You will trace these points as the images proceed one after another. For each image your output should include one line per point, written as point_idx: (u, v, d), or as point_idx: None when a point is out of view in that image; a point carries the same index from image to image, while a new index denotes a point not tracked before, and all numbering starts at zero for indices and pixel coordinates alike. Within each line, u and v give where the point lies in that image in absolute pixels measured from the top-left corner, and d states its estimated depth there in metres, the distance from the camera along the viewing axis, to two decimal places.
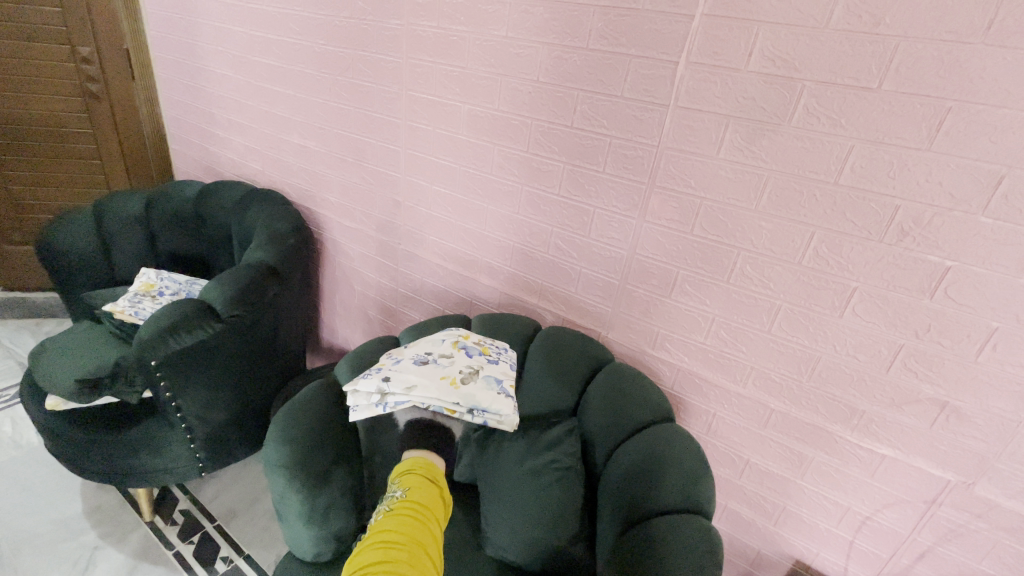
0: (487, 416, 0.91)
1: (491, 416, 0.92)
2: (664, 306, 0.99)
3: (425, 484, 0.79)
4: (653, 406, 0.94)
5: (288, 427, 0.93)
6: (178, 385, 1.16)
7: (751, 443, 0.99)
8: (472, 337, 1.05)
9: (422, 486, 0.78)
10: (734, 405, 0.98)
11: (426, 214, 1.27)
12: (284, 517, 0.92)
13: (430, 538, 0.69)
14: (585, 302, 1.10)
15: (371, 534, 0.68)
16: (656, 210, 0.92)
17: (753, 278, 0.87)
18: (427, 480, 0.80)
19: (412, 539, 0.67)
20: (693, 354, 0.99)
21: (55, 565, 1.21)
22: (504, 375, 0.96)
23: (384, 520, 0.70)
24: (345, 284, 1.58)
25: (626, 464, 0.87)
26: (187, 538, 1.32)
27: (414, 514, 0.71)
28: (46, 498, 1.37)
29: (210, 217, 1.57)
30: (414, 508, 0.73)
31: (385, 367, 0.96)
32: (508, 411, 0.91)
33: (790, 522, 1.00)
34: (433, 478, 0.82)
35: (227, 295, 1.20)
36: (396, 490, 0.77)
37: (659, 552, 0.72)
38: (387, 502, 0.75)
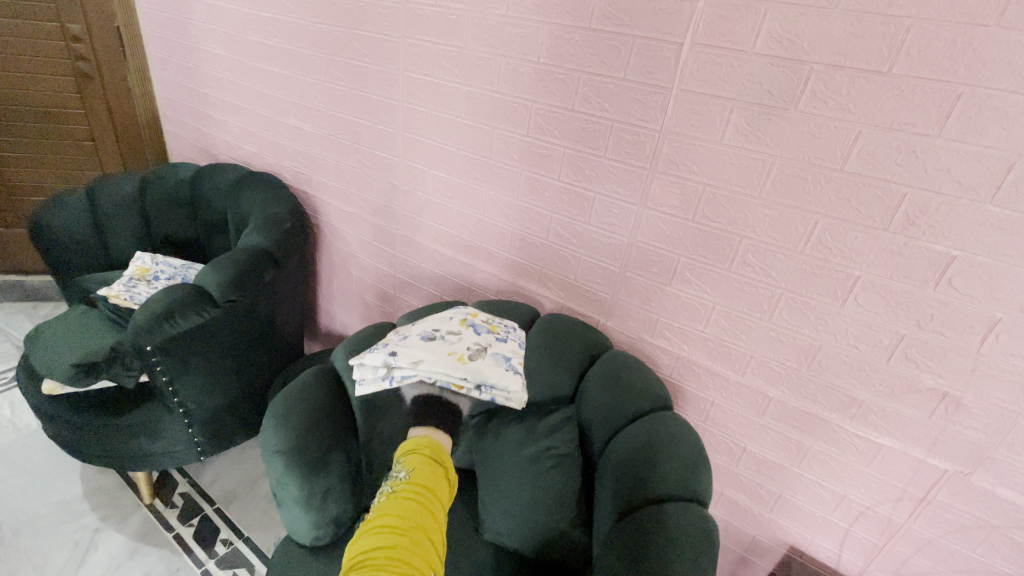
0: (493, 392, 0.92)
1: (498, 392, 0.92)
2: (664, 294, 0.98)
3: (430, 466, 0.77)
4: (652, 395, 0.93)
5: (285, 413, 0.92)
6: (174, 370, 1.16)
7: (749, 431, 0.98)
8: (480, 314, 1.04)
9: (426, 468, 0.76)
10: (732, 393, 0.97)
11: (424, 199, 1.25)
12: (282, 502, 0.92)
13: (432, 523, 0.69)
14: (584, 290, 1.08)
15: (373, 517, 0.68)
16: (657, 196, 0.91)
17: (754, 266, 0.86)
18: (432, 461, 0.78)
19: (413, 525, 0.66)
20: (692, 342, 0.98)
21: (57, 547, 1.22)
22: (512, 352, 0.97)
23: (384, 503, 0.69)
24: (342, 269, 1.57)
25: (624, 452, 0.87)
26: (187, 521, 1.33)
27: (416, 498, 0.70)
28: (45, 480, 1.37)
29: (206, 200, 1.55)
30: (416, 491, 0.71)
31: (393, 343, 0.96)
32: (514, 387, 0.91)
33: (786, 509, 1.00)
34: (438, 458, 0.79)
35: (223, 280, 1.18)
36: (400, 471, 0.76)
37: (656, 542, 0.73)
38: (390, 483, 0.74)
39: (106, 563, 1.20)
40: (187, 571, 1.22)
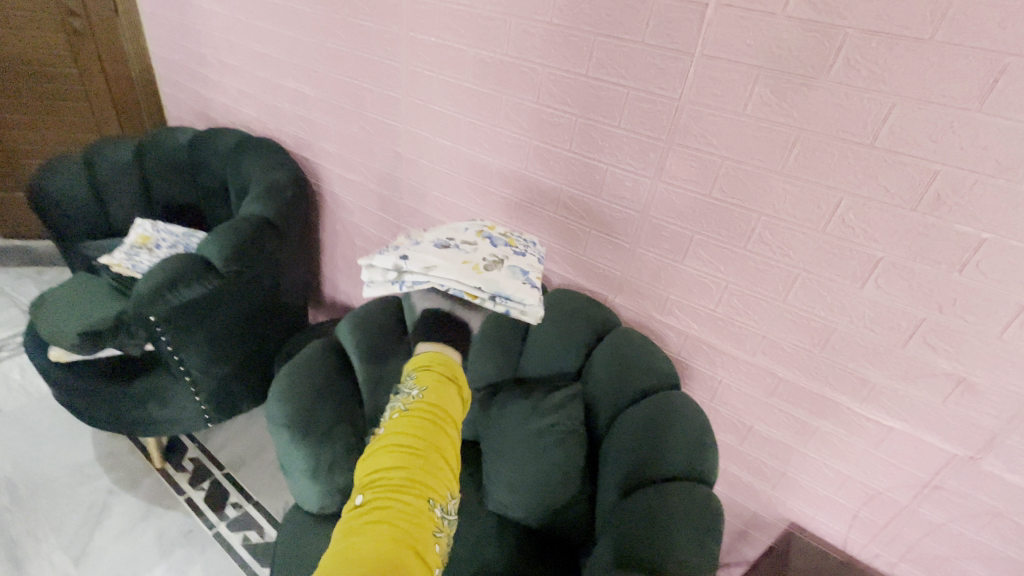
0: (509, 306, 0.81)
1: (515, 307, 0.82)
2: (675, 271, 0.95)
3: (443, 383, 0.67)
4: (660, 374, 0.92)
5: (291, 387, 0.92)
6: (180, 340, 1.15)
7: (756, 410, 0.98)
8: (498, 228, 0.97)
9: (439, 385, 0.67)
10: (741, 372, 0.96)
11: (429, 168, 1.21)
12: (289, 472, 0.93)
13: (447, 446, 0.62)
14: (593, 265, 1.06)
15: (382, 437, 0.61)
16: (672, 169, 0.87)
17: (771, 244, 0.83)
18: (445, 377, 0.69)
19: (427, 448, 0.60)
20: (702, 321, 0.96)
21: (72, 509, 1.25)
22: (530, 267, 0.88)
23: (394, 423, 0.62)
24: (345, 239, 1.54)
25: (630, 431, 0.87)
26: (197, 485, 1.36)
27: (428, 418, 0.62)
28: (57, 443, 1.39)
29: (205, 165, 1.51)
30: (428, 411, 0.63)
31: (403, 248, 0.88)
32: (533, 302, 0.81)
33: (789, 487, 1.01)
34: (452, 374, 0.70)
35: (224, 249, 1.16)
36: (411, 387, 0.67)
37: (662, 522, 0.73)
38: (399, 399, 0.66)
39: (121, 525, 1.24)
40: (200, 533, 1.26)
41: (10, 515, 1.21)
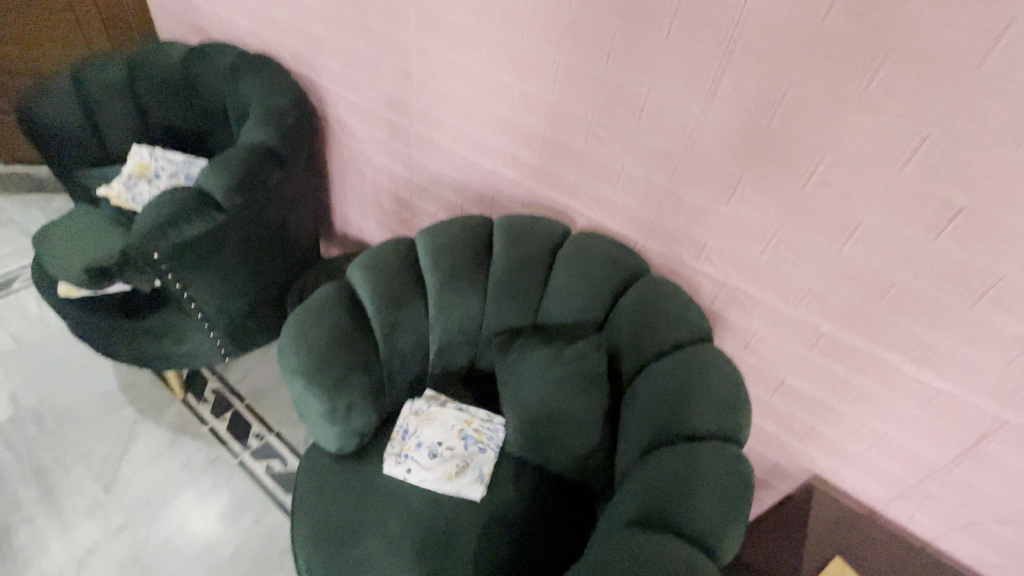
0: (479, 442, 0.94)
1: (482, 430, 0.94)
2: (716, 214, 0.86)
3: None
4: (692, 326, 0.86)
5: (303, 333, 0.89)
6: (188, 277, 1.11)
7: (791, 365, 0.93)
8: (474, 421, 1.01)
9: None
10: (780, 326, 0.89)
11: (443, 91, 1.08)
12: (305, 416, 0.92)
13: None
14: (623, 205, 0.96)
15: None
16: (725, 95, 0.75)
17: (833, 186, 0.73)
18: None
19: None
20: (742, 269, 0.88)
21: (100, 438, 1.29)
22: (486, 461, 0.97)
23: None
24: (355, 169, 1.45)
25: (658, 385, 0.82)
26: (219, 415, 1.39)
27: None
28: (81, 372, 1.41)
29: (201, 86, 1.39)
30: None
31: (401, 453, 0.97)
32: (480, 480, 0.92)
33: (817, 440, 0.98)
34: None
35: (226, 183, 1.08)
36: None
37: (692, 483, 0.71)
38: None
39: (148, 454, 1.28)
40: (224, 462, 1.30)
41: (40, 443, 1.26)
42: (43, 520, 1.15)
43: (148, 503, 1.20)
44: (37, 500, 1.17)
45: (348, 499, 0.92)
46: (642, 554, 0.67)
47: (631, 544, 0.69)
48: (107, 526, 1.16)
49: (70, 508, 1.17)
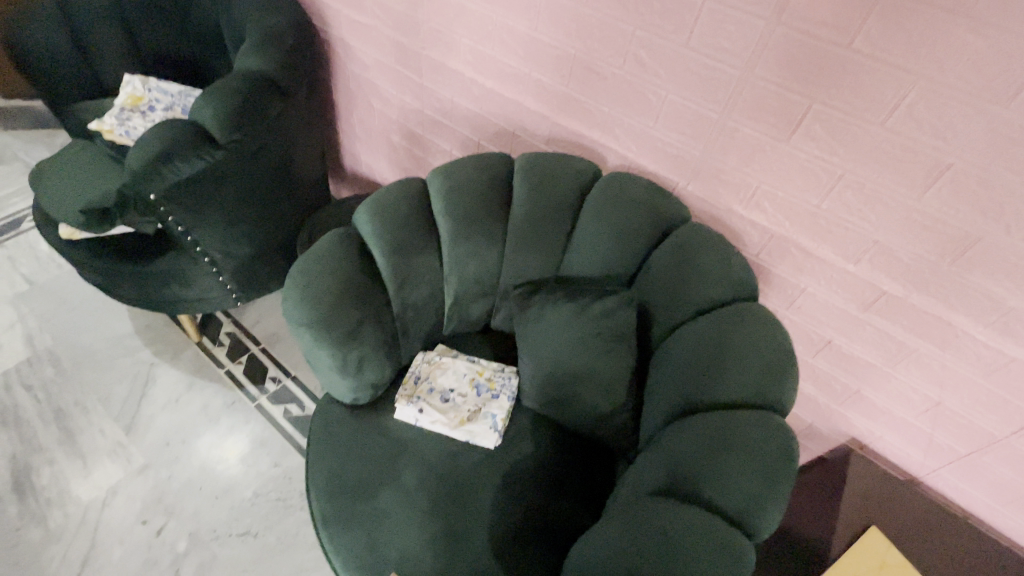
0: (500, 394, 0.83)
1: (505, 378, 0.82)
2: (773, 154, 0.75)
3: None
4: (735, 280, 0.78)
5: (309, 282, 0.83)
6: (189, 219, 1.05)
7: (841, 325, 0.85)
8: (487, 369, 0.98)
9: None
10: (835, 282, 0.81)
11: (458, 6, 0.95)
12: (316, 368, 0.88)
13: None
14: (662, 142, 0.85)
15: None
16: (800, 4, 0.62)
17: (921, 123, 0.62)
18: None
19: None
20: (797, 218, 0.79)
21: (118, 381, 1.29)
22: (499, 408, 0.93)
23: None
24: (363, 102, 1.33)
25: (694, 346, 0.75)
26: (235, 359, 1.38)
27: None
28: (96, 315, 1.40)
29: (193, 5, 1.26)
30: None
31: (412, 395, 0.94)
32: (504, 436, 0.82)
33: (859, 404, 0.92)
34: None
35: (221, 115, 0.99)
36: None
37: (729, 453, 0.65)
38: None
39: (166, 396, 1.29)
40: (242, 405, 1.30)
41: (59, 385, 1.27)
42: (64, 461, 1.17)
43: (168, 444, 1.22)
44: (57, 442, 1.19)
45: (362, 452, 0.90)
46: (665, 528, 0.62)
47: (654, 514, 0.65)
48: (129, 466, 1.18)
49: (91, 449, 1.19)
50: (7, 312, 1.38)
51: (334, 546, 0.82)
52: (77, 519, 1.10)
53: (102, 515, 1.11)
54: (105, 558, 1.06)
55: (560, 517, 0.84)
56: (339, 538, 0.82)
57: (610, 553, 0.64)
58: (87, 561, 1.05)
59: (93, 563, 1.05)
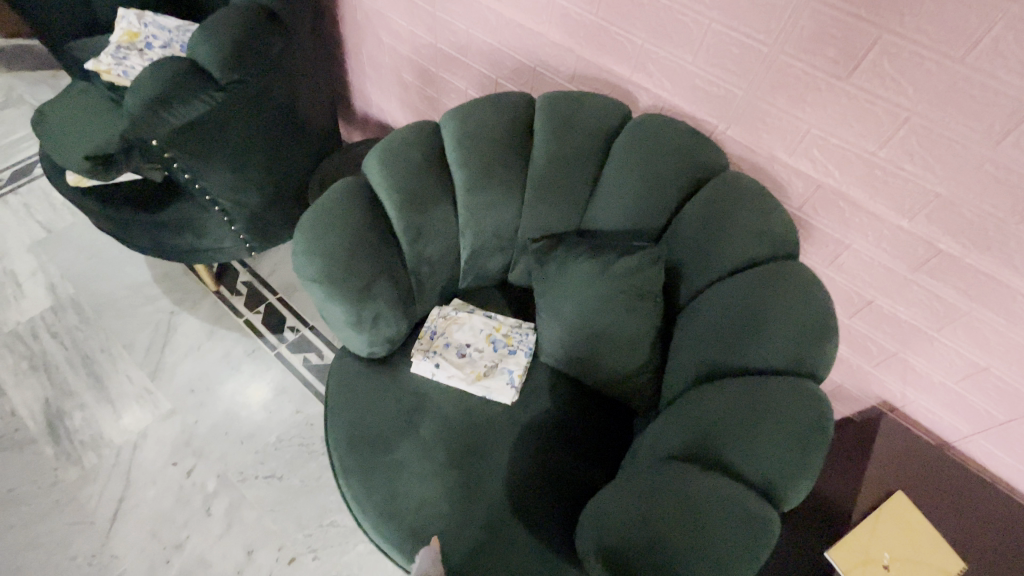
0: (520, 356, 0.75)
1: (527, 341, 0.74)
2: (829, 94, 0.68)
3: None
4: (774, 236, 0.72)
5: (319, 235, 0.79)
6: (195, 167, 1.00)
7: (885, 284, 0.80)
8: (504, 325, 0.95)
9: None
10: (885, 239, 0.75)
11: None
12: (330, 323, 0.86)
13: None
14: (702, 80, 0.77)
15: None
16: None
17: (1010, 58, 0.54)
18: None
19: None
20: (850, 169, 0.72)
21: (140, 328, 1.31)
22: (517, 364, 0.91)
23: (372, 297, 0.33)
24: (372, 36, 1.23)
25: (726, 307, 0.71)
26: (253, 308, 1.38)
27: None
28: (114, 263, 1.40)
29: None
30: None
31: (427, 349, 0.92)
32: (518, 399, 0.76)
33: (895, 366, 0.88)
34: None
35: (220, 52, 0.92)
36: None
37: (759, 421, 0.63)
38: None
39: (188, 344, 1.30)
40: (263, 353, 1.31)
41: (84, 332, 1.29)
42: (95, 405, 1.20)
43: (193, 390, 1.24)
44: (87, 387, 1.23)
45: (379, 406, 0.89)
46: (685, 493, 0.61)
47: (674, 478, 0.63)
48: (157, 411, 1.21)
49: (119, 394, 1.22)
50: (28, 260, 1.39)
51: (354, 496, 0.83)
52: (111, 459, 1.15)
53: (135, 456, 1.16)
54: (140, 497, 1.11)
55: (578, 472, 0.84)
56: (358, 489, 0.83)
57: (626, 514, 0.63)
58: (123, 498, 1.11)
59: (129, 501, 1.11)
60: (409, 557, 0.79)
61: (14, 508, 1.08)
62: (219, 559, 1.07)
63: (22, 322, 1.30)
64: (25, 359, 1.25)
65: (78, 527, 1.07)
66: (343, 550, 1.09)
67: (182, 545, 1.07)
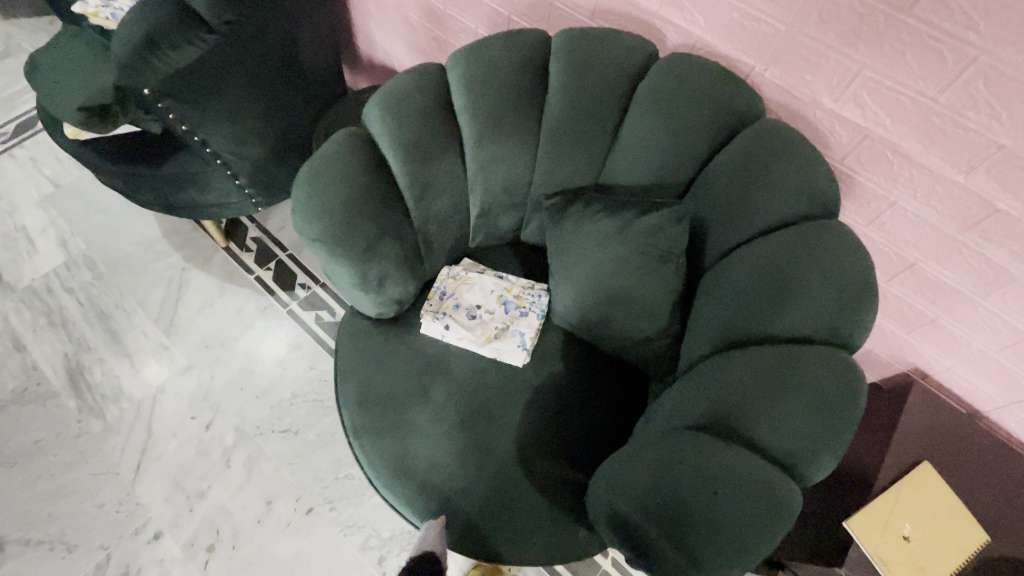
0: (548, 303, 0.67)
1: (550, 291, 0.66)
2: (885, 30, 0.59)
3: None
4: (812, 193, 0.66)
5: (319, 191, 0.75)
6: (192, 118, 0.96)
7: (931, 245, 0.73)
8: (516, 285, 0.92)
9: None
10: (935, 196, 0.68)
11: None
12: (336, 283, 0.83)
13: None
14: (740, 13, 0.68)
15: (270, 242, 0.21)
16: None
17: None
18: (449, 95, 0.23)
19: None
20: (903, 117, 0.64)
21: (153, 285, 1.31)
22: (529, 326, 0.88)
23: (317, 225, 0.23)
24: None
25: (754, 270, 0.66)
26: (264, 265, 1.36)
27: None
28: (123, 219, 1.39)
29: None
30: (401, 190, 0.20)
31: (437, 312, 0.89)
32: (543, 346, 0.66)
33: (932, 332, 0.83)
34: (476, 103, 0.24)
35: None
36: None
37: (786, 391, 0.59)
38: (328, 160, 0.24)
39: (200, 300, 1.30)
40: (275, 310, 1.30)
41: (98, 289, 1.30)
42: (113, 360, 1.22)
43: (208, 346, 1.25)
44: (104, 342, 1.24)
45: (389, 367, 0.87)
46: (703, 464, 0.58)
47: (691, 448, 0.60)
48: (174, 366, 1.22)
49: (136, 349, 1.24)
50: (39, 216, 1.38)
51: (365, 456, 0.82)
52: (132, 412, 1.17)
53: (155, 410, 1.18)
54: (162, 449, 1.14)
55: (591, 436, 0.82)
56: (369, 449, 0.82)
57: (640, 483, 0.61)
58: (145, 450, 1.14)
59: (152, 452, 1.14)
60: (421, 516, 0.78)
61: (42, 458, 1.12)
62: (240, 509, 1.09)
63: (38, 278, 1.30)
64: (43, 315, 1.27)
65: (105, 476, 1.11)
66: (359, 502, 1.11)
67: (203, 494, 1.11)
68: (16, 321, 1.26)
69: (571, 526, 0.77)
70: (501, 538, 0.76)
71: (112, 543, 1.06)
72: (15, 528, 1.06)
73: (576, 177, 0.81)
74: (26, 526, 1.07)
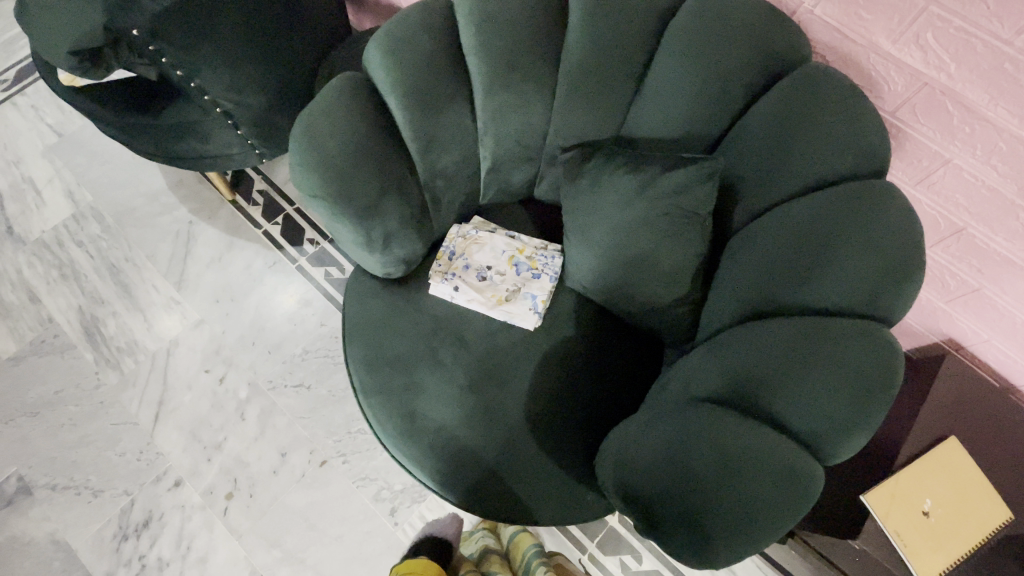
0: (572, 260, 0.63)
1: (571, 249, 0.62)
2: None
3: None
4: (856, 152, 0.60)
5: (317, 144, 0.70)
6: (187, 64, 0.90)
7: (986, 208, 0.67)
8: (528, 246, 0.87)
9: None
10: (998, 154, 0.61)
11: None
12: (341, 242, 0.80)
13: None
14: None
15: None
16: None
17: None
18: None
19: None
20: (972, 64, 0.57)
21: (161, 238, 1.29)
22: (541, 289, 0.84)
23: None
24: None
25: (788, 234, 0.61)
26: (272, 220, 1.33)
27: None
28: (128, 171, 1.35)
29: None
30: None
31: (445, 272, 0.86)
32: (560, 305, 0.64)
33: (974, 303, 0.77)
34: None
35: None
36: None
37: (819, 367, 0.55)
38: None
39: (209, 255, 1.28)
40: (284, 265, 1.28)
41: (107, 242, 1.29)
42: (126, 314, 1.23)
43: (219, 301, 1.24)
44: (117, 296, 1.24)
45: (396, 329, 0.85)
46: (723, 439, 0.55)
47: (709, 421, 0.57)
48: (186, 321, 1.23)
49: (148, 304, 1.24)
50: (44, 166, 1.36)
51: (374, 417, 0.82)
52: (147, 364, 1.19)
53: (169, 363, 1.19)
54: (177, 401, 1.16)
55: (604, 404, 0.80)
56: (378, 410, 0.81)
57: (652, 456, 0.59)
58: (162, 402, 1.16)
59: (167, 404, 1.16)
60: (430, 477, 0.78)
61: (63, 408, 1.15)
62: (256, 460, 1.12)
63: (47, 230, 1.30)
64: (55, 268, 1.27)
65: (124, 426, 1.14)
66: (371, 456, 1.12)
67: (219, 445, 1.13)
68: (29, 274, 1.26)
69: (579, 490, 0.76)
70: (510, 501, 0.76)
71: (134, 489, 1.10)
72: (42, 473, 1.11)
73: (596, 129, 0.74)
74: (52, 472, 1.11)
